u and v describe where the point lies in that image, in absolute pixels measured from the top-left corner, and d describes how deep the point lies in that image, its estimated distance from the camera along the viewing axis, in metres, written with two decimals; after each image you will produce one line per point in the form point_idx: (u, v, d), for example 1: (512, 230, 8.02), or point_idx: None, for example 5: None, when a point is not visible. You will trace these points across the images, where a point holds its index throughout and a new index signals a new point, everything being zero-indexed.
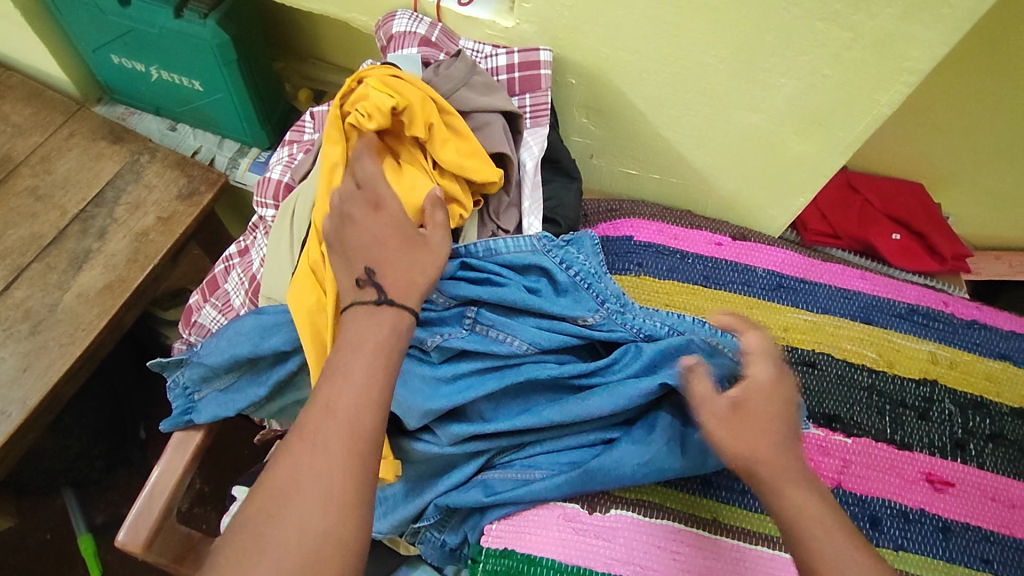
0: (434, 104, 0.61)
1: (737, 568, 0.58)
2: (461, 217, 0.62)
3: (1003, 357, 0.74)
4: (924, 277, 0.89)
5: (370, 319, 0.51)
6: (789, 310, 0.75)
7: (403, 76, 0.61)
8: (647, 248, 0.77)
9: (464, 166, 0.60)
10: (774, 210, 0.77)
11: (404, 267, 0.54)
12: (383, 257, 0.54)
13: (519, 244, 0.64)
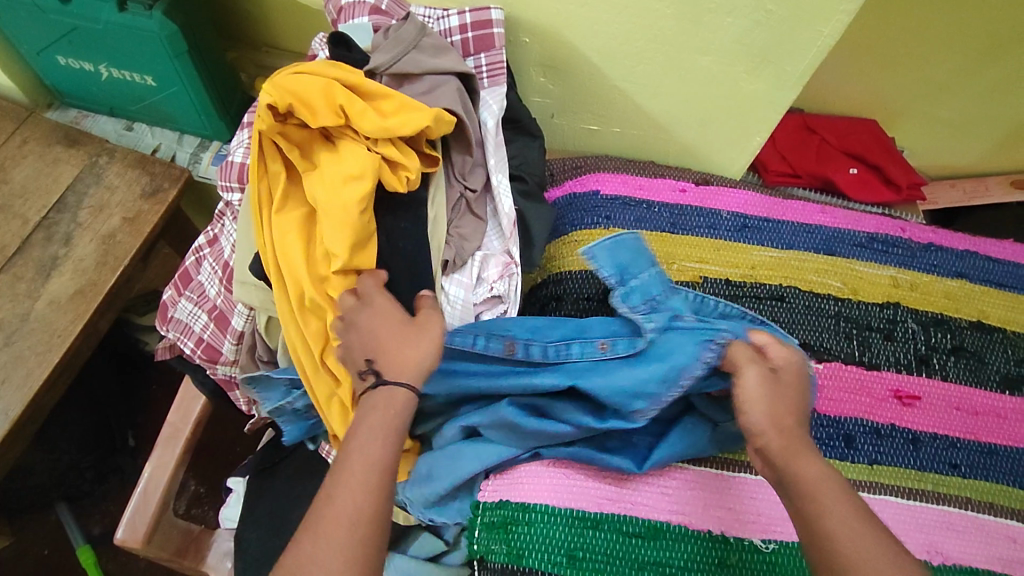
0: (342, 83, 0.56)
1: (723, 494, 0.60)
2: (410, 180, 0.57)
3: (960, 276, 0.78)
4: (882, 207, 0.92)
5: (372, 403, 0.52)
6: (755, 249, 0.77)
7: (304, 68, 0.56)
8: (614, 201, 0.78)
9: (390, 127, 0.55)
10: (733, 152, 0.79)
11: (401, 350, 0.53)
12: (383, 346, 0.53)
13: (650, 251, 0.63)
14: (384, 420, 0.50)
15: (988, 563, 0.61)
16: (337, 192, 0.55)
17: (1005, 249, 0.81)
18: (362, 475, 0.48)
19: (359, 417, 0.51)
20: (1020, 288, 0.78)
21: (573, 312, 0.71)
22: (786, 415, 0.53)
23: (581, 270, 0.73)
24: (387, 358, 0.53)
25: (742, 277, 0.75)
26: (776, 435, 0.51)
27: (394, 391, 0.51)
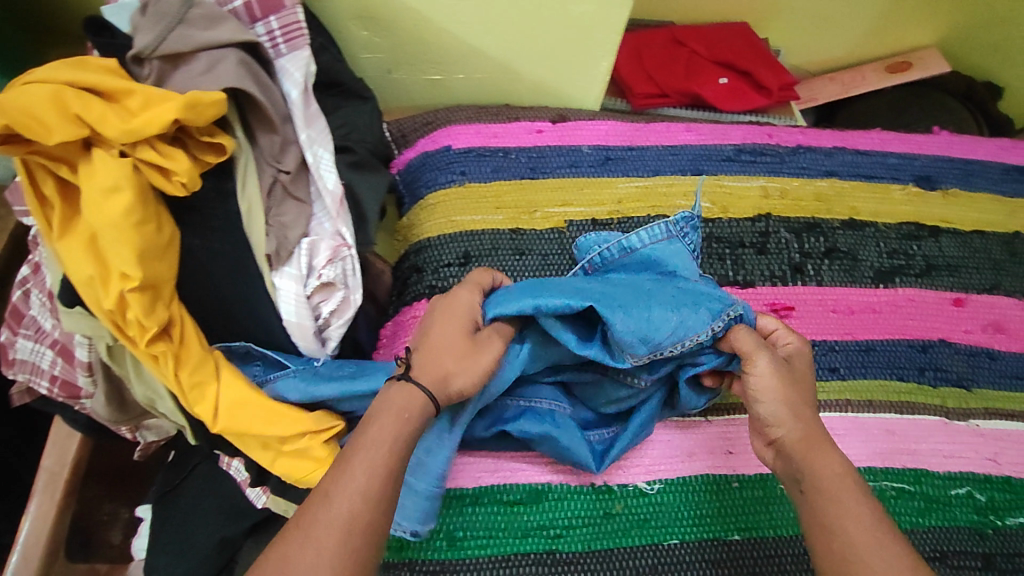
0: (74, 90, 0.47)
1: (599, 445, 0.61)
2: (184, 185, 0.51)
3: (830, 175, 0.76)
4: (754, 115, 0.89)
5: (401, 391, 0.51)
6: (620, 181, 0.73)
7: (30, 78, 0.48)
8: (468, 154, 0.73)
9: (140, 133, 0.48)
10: (585, 81, 0.74)
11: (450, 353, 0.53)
12: (435, 345, 0.53)
13: (654, 234, 0.62)
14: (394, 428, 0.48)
15: (870, 461, 0.62)
16: (102, 216, 0.48)
17: (873, 139, 0.79)
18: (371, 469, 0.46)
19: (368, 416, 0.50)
20: (890, 177, 0.76)
21: (435, 282, 0.67)
22: (804, 407, 0.52)
23: (439, 236, 0.69)
24: (432, 355, 0.53)
25: (609, 213, 0.71)
26: (796, 427, 0.51)
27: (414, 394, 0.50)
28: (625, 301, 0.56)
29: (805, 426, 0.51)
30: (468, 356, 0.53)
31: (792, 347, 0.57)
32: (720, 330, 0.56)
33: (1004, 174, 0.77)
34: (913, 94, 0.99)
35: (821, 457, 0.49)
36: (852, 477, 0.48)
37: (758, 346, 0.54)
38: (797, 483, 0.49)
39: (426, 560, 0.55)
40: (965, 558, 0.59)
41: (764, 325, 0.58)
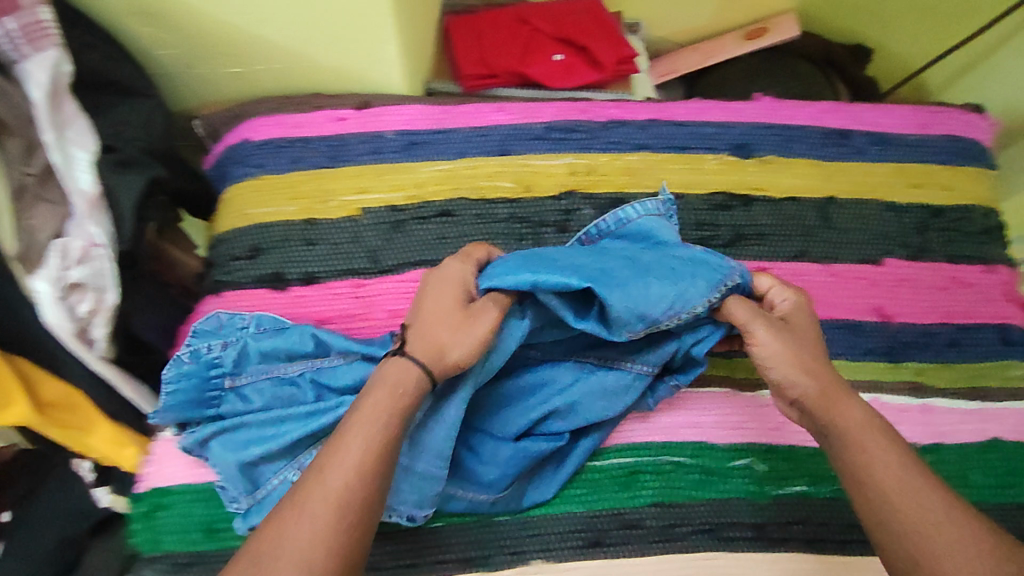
0: None
1: None
2: None
3: (641, 148, 0.74)
4: (588, 92, 0.86)
5: (385, 379, 0.50)
6: (423, 165, 0.72)
7: None
8: (265, 146, 0.72)
9: None
10: (383, 66, 0.72)
11: (442, 333, 0.53)
12: (422, 326, 0.53)
13: (647, 207, 0.64)
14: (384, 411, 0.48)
15: (647, 435, 0.64)
16: None
17: (691, 109, 0.76)
18: (358, 455, 0.45)
19: (366, 388, 0.50)
20: (704, 147, 0.74)
21: (224, 277, 0.69)
22: (808, 358, 0.54)
23: (233, 230, 0.70)
24: (418, 337, 0.53)
25: (406, 199, 0.71)
26: (810, 384, 0.53)
27: (409, 366, 0.51)
28: (622, 276, 0.57)
29: (822, 379, 0.53)
30: (458, 325, 0.54)
31: (788, 304, 0.59)
32: (718, 301, 0.58)
33: (823, 139, 0.75)
34: (769, 59, 0.97)
35: (845, 411, 0.51)
36: (876, 424, 0.50)
37: (755, 317, 0.56)
38: (823, 437, 0.51)
39: (182, 552, 0.61)
40: (735, 530, 0.61)
41: (760, 283, 0.62)
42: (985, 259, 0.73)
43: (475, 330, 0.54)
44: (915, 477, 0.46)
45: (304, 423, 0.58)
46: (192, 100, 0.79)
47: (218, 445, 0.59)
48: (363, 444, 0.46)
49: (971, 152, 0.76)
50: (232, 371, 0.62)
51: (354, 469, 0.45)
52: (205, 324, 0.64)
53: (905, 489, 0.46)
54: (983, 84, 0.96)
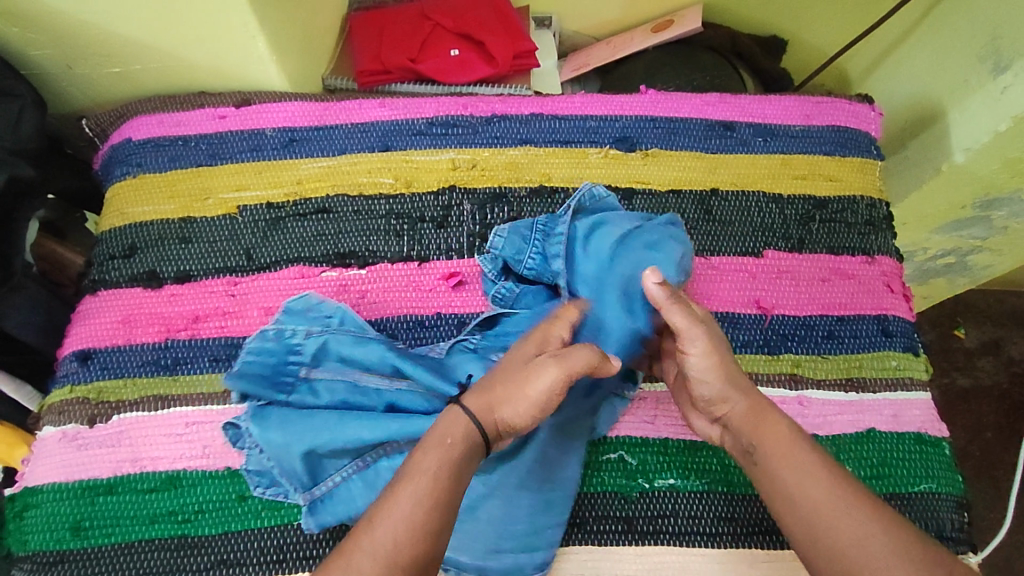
0: None
1: None
2: None
3: (525, 143, 0.74)
4: (481, 86, 0.88)
5: (440, 441, 0.49)
6: (303, 162, 0.72)
7: None
8: (146, 145, 0.72)
9: None
10: (258, 63, 0.73)
11: (506, 389, 0.51)
12: (491, 380, 0.52)
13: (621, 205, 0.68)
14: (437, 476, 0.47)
15: None
16: None
17: (574, 103, 0.76)
18: (410, 514, 0.45)
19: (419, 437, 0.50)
20: (587, 141, 0.74)
21: (98, 277, 0.67)
22: (739, 378, 0.54)
23: (109, 230, 0.69)
24: (486, 396, 0.51)
25: (284, 196, 0.71)
26: (737, 407, 0.53)
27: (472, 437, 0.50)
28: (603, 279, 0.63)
29: (748, 399, 0.53)
30: (523, 378, 0.51)
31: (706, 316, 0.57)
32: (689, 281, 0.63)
33: (707, 131, 0.75)
34: (675, 52, 0.97)
35: (773, 438, 0.51)
36: (800, 441, 0.50)
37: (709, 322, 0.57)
38: (748, 456, 0.52)
39: (47, 551, 0.58)
40: (604, 524, 0.60)
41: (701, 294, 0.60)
42: (866, 250, 0.72)
43: (544, 383, 0.51)
44: (824, 484, 0.48)
45: (371, 422, 0.57)
46: (83, 101, 0.79)
47: (276, 432, 0.57)
48: (421, 500, 0.46)
49: (857, 143, 0.76)
50: (310, 361, 0.61)
51: (402, 518, 0.45)
52: (294, 304, 0.64)
53: (829, 504, 0.47)
54: (891, 75, 0.97)
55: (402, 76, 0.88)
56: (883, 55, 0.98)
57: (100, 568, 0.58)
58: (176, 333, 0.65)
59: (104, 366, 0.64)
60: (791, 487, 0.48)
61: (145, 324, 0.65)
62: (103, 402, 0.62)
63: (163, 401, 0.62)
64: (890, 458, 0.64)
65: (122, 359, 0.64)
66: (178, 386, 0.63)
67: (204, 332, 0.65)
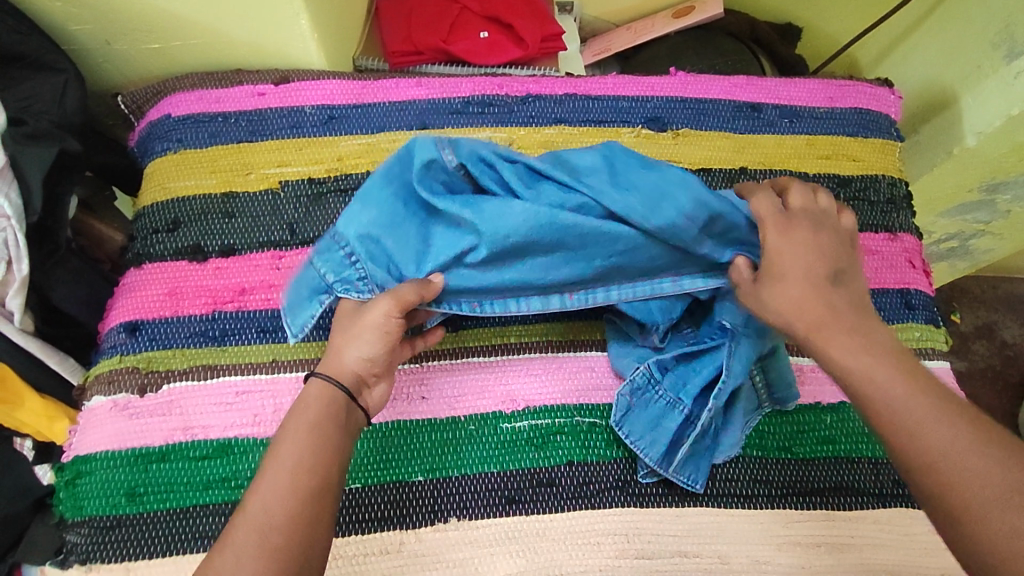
0: None
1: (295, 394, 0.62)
2: None
3: (560, 122, 0.76)
4: (510, 68, 0.91)
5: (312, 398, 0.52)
6: (342, 139, 0.73)
7: None
8: (186, 121, 0.73)
9: None
10: (297, 40, 0.74)
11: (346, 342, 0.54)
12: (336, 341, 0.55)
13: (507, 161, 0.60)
14: (317, 414, 0.51)
15: (563, 398, 0.63)
16: None
17: (606, 84, 0.79)
18: (296, 474, 0.47)
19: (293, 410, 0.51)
20: (620, 120, 0.76)
21: (142, 250, 0.68)
22: (814, 261, 0.52)
23: (152, 204, 0.70)
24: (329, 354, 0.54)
25: (325, 172, 0.72)
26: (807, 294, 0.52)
27: (329, 387, 0.52)
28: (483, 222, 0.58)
29: (810, 314, 0.51)
30: (351, 328, 0.54)
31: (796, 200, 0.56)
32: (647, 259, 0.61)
33: (735, 112, 0.78)
34: (694, 39, 1.01)
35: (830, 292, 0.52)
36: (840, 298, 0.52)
37: (798, 214, 0.55)
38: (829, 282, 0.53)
39: (104, 516, 0.58)
40: (644, 486, 0.61)
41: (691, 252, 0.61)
42: (889, 228, 0.75)
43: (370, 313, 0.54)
44: (901, 387, 0.47)
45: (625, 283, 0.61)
46: (119, 78, 0.80)
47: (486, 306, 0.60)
48: (298, 456, 0.48)
49: (879, 125, 0.79)
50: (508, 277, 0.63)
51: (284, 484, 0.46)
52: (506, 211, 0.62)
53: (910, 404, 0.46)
54: (903, 63, 0.99)
55: (433, 58, 0.90)
56: (895, 43, 1.01)
57: (156, 533, 0.58)
58: (224, 305, 0.66)
59: (152, 338, 0.64)
60: (864, 387, 0.48)
61: (192, 296, 0.66)
62: (152, 371, 0.63)
63: (212, 370, 0.63)
64: None
65: (170, 330, 0.65)
66: (227, 355, 0.64)
67: (250, 304, 0.66)
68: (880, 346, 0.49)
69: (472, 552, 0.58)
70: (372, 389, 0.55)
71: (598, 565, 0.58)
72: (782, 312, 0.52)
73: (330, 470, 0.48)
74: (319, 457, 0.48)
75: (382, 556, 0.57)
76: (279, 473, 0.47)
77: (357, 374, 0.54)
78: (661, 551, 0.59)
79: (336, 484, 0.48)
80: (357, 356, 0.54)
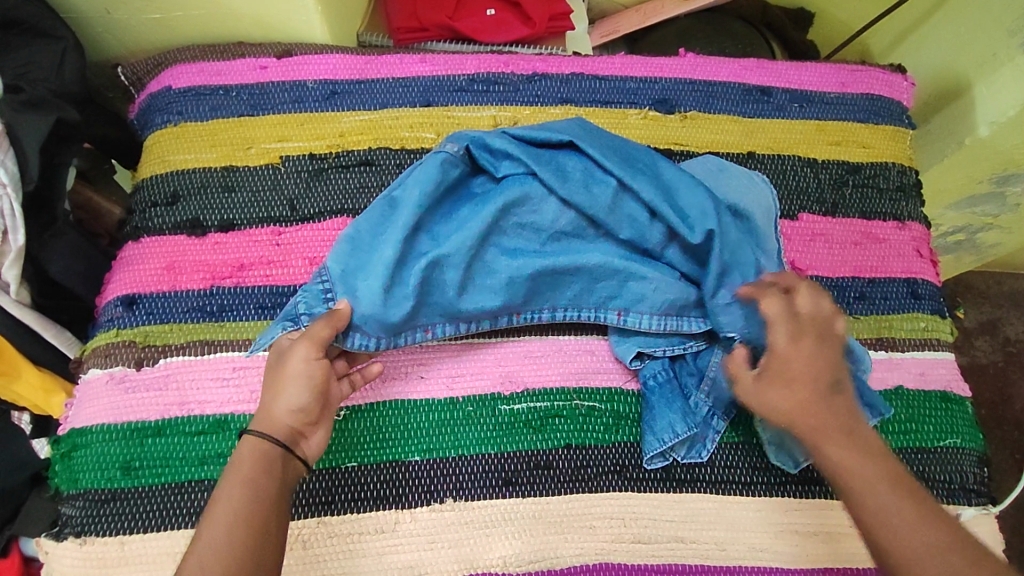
0: None
1: None
2: None
3: (566, 102, 0.74)
4: (517, 46, 0.89)
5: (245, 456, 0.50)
6: (344, 115, 0.72)
7: None
8: (186, 93, 0.72)
9: None
10: (299, 12, 0.73)
11: (271, 400, 0.52)
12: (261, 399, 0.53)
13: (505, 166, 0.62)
14: (252, 468, 0.49)
15: (563, 381, 0.62)
16: None
17: (613, 65, 0.77)
18: (231, 535, 0.46)
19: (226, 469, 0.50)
20: (627, 101, 0.75)
21: (140, 223, 0.67)
22: (825, 373, 0.53)
23: (151, 176, 0.69)
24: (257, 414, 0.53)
25: (327, 148, 0.71)
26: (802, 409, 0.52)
27: (261, 440, 0.50)
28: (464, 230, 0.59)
29: (809, 416, 0.52)
30: (274, 381, 0.53)
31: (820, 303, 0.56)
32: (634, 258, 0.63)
33: (744, 95, 0.76)
34: (705, 21, 0.99)
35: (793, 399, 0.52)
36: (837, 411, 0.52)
37: (785, 316, 0.55)
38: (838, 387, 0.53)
39: (99, 489, 0.58)
40: (645, 471, 0.60)
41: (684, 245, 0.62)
42: (897, 216, 0.73)
43: (294, 362, 0.53)
44: (868, 477, 0.50)
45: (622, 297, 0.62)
46: (119, 48, 0.78)
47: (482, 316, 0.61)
48: (233, 514, 0.47)
49: (890, 112, 0.78)
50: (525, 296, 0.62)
51: (220, 547, 0.45)
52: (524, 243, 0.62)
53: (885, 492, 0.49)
54: (916, 50, 0.98)
55: (438, 35, 0.89)
56: (910, 29, 0.99)
57: (151, 507, 0.57)
58: (222, 281, 0.65)
59: (150, 311, 0.64)
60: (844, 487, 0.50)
61: (190, 271, 0.65)
62: (149, 345, 0.62)
63: (209, 345, 0.62)
64: (916, 415, 0.65)
65: (167, 304, 0.64)
66: (225, 331, 0.63)
67: (249, 280, 0.65)
68: (872, 448, 0.51)
69: (469, 533, 0.57)
70: (309, 438, 0.53)
71: (594, 549, 0.58)
72: (774, 413, 0.53)
73: (270, 524, 0.47)
74: (257, 515, 0.47)
75: (378, 535, 0.57)
76: (216, 528, 0.46)
77: (289, 426, 0.52)
78: (658, 536, 0.59)
79: (275, 537, 0.47)
80: (286, 407, 0.52)
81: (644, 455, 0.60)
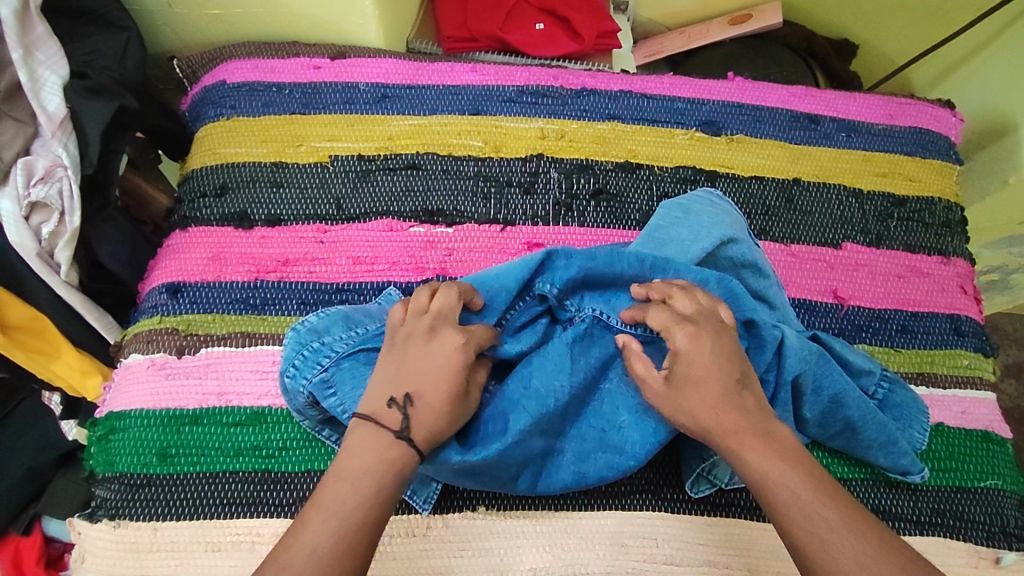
0: None
1: None
2: None
3: (612, 118, 0.75)
4: (564, 60, 0.90)
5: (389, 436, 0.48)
6: (394, 118, 0.73)
7: None
8: (240, 89, 0.73)
9: None
10: (357, 16, 0.74)
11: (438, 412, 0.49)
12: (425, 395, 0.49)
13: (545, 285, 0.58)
14: (370, 460, 0.47)
15: None
16: None
17: (662, 84, 0.78)
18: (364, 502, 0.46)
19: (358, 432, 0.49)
20: (674, 121, 0.75)
21: (189, 212, 0.68)
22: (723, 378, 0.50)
23: (202, 167, 0.70)
24: (421, 400, 0.49)
25: (375, 150, 0.71)
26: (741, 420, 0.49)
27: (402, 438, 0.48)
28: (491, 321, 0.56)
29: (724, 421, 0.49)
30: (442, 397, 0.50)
31: (682, 339, 0.51)
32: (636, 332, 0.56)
33: (792, 122, 0.76)
34: (749, 46, 1.00)
35: (694, 395, 0.50)
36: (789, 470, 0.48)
37: (673, 320, 0.52)
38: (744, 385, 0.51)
39: (135, 473, 0.58)
40: (681, 492, 0.60)
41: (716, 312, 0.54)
42: (942, 251, 0.73)
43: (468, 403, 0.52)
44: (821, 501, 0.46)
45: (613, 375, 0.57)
46: (175, 42, 0.80)
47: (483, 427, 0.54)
48: (371, 475, 0.47)
49: (937, 146, 0.77)
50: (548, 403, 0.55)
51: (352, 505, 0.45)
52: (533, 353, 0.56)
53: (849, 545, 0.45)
54: (960, 88, 0.97)
55: (486, 46, 0.90)
56: (953, 66, 0.99)
57: (186, 495, 0.57)
58: (266, 274, 0.65)
59: (193, 301, 0.64)
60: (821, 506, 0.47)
61: (234, 262, 0.66)
62: (191, 333, 0.63)
63: (252, 337, 0.63)
64: (957, 453, 0.64)
65: (212, 295, 0.64)
66: (267, 324, 0.64)
67: (293, 275, 0.66)
68: (790, 449, 0.49)
69: (499, 543, 0.57)
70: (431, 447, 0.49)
71: (625, 567, 0.57)
72: (689, 416, 0.50)
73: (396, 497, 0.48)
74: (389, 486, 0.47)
75: (407, 539, 0.56)
76: (345, 486, 0.46)
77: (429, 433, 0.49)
78: (690, 559, 0.58)
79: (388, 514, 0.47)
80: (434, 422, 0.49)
81: (685, 484, 0.59)
